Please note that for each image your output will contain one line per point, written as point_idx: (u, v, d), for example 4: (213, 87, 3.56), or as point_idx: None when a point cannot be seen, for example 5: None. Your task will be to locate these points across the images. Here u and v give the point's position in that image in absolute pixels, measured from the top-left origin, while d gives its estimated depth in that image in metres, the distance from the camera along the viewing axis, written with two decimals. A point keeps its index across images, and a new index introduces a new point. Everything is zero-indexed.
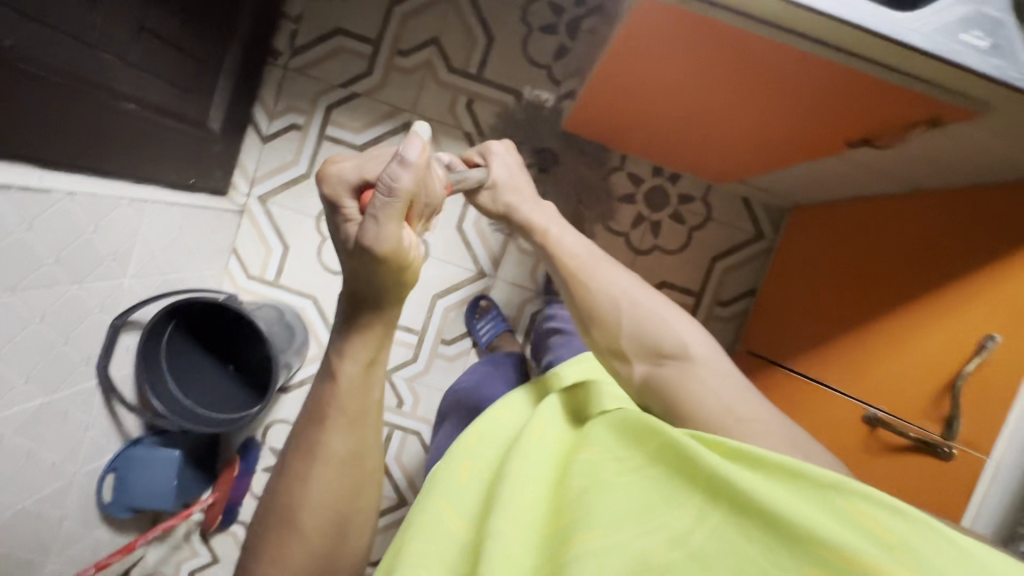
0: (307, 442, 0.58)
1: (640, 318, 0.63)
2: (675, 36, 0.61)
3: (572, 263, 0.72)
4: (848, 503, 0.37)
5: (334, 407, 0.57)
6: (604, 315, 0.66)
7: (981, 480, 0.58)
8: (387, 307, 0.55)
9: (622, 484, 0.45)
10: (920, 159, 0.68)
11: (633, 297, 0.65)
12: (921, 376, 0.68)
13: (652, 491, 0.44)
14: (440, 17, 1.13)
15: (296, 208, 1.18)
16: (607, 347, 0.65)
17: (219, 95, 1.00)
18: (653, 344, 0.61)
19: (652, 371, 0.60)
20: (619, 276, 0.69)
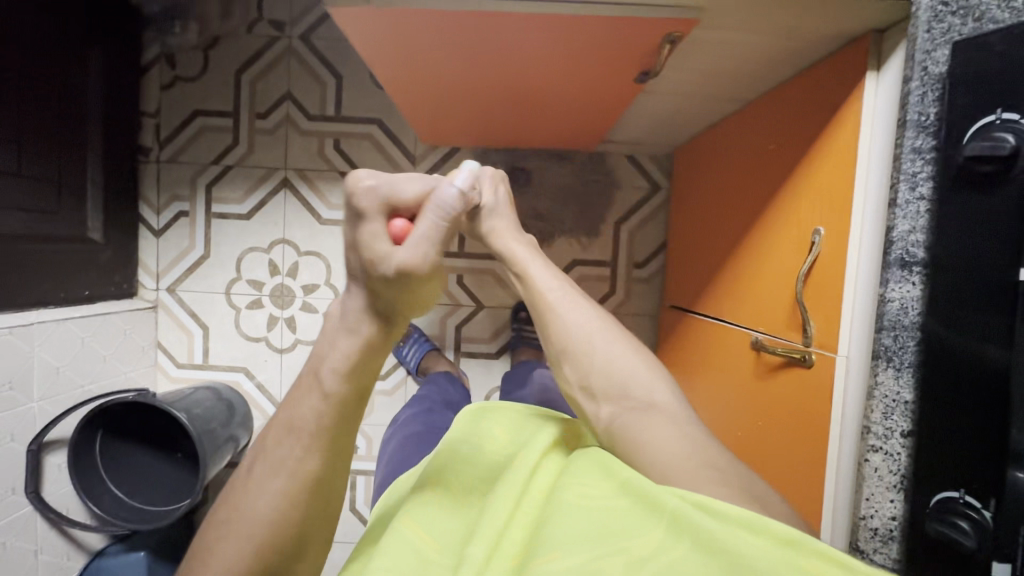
0: (287, 407, 0.49)
1: (609, 363, 0.53)
2: (403, 39, 0.60)
3: (540, 289, 0.58)
4: (807, 564, 0.31)
5: (299, 406, 0.48)
6: (576, 351, 0.54)
7: (837, 378, 0.54)
8: (400, 317, 0.47)
9: (593, 510, 0.39)
10: (706, 75, 0.68)
11: (598, 336, 0.54)
12: (781, 288, 0.65)
13: (612, 519, 0.37)
14: (286, 72, 1.16)
15: (204, 289, 1.20)
16: (574, 383, 0.54)
17: (92, 205, 1.05)
18: (623, 389, 0.51)
19: (617, 418, 0.50)
20: (591, 308, 0.57)
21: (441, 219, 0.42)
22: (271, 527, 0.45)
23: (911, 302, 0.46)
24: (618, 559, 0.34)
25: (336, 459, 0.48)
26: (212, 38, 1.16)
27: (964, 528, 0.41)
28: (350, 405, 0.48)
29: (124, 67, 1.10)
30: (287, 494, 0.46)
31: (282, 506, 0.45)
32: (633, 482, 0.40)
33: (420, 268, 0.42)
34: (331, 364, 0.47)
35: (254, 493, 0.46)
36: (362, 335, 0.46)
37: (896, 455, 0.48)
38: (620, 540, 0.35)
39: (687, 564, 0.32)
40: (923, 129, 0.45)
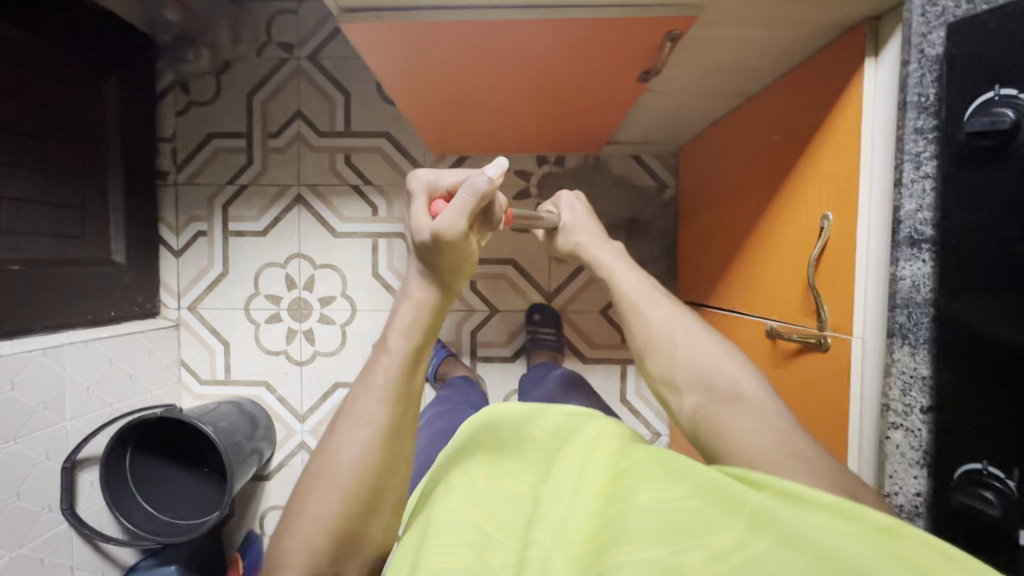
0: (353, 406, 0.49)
1: (692, 351, 0.55)
2: (412, 53, 0.62)
3: (624, 291, 0.63)
4: (901, 548, 0.31)
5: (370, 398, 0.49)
6: (660, 346, 0.57)
7: (854, 360, 0.54)
8: (450, 281, 0.52)
9: (662, 503, 0.38)
10: (708, 71, 0.69)
11: (686, 328, 0.57)
12: (793, 275, 0.66)
13: (688, 515, 0.37)
14: (296, 92, 1.20)
15: (224, 306, 1.23)
16: (657, 376, 0.57)
17: (114, 228, 1.08)
18: (706, 378, 0.53)
19: (700, 408, 0.52)
20: (674, 305, 0.60)
21: (470, 193, 0.47)
22: (358, 480, 0.46)
23: (923, 279, 0.47)
24: (699, 552, 0.34)
25: (408, 415, 0.50)
26: (224, 63, 1.20)
27: (989, 498, 0.42)
28: (417, 359, 0.51)
29: (141, 95, 1.15)
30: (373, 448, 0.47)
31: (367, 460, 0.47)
32: (702, 477, 0.40)
33: (448, 234, 0.47)
34: (401, 326, 0.51)
35: (341, 449, 0.47)
36: (426, 287, 0.52)
37: (917, 431, 0.48)
38: (699, 536, 0.35)
39: (777, 556, 0.32)
40: (924, 110, 0.47)
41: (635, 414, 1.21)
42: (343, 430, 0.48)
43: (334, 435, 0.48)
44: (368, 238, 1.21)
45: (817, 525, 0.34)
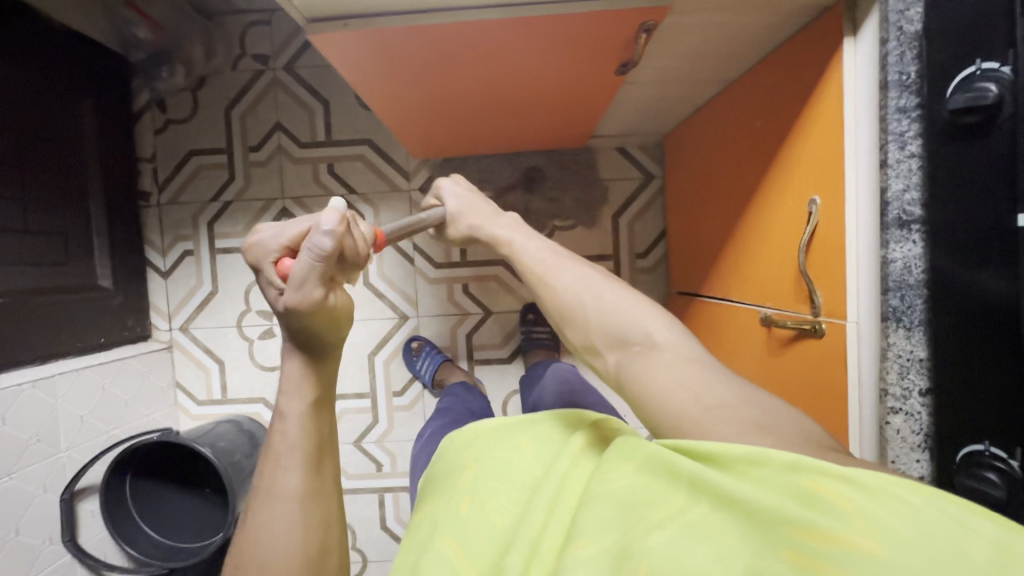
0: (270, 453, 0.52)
1: (605, 311, 0.50)
2: (381, 60, 0.61)
3: (527, 263, 0.59)
4: (811, 483, 0.30)
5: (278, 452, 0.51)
6: (570, 311, 0.53)
7: (851, 345, 0.53)
8: (331, 347, 0.52)
9: (611, 487, 0.38)
10: (684, 60, 0.69)
11: (595, 290, 0.52)
12: (784, 261, 0.65)
13: (633, 495, 0.36)
14: (274, 104, 1.18)
15: (215, 324, 1.22)
16: (577, 343, 0.53)
17: (99, 253, 1.07)
18: (621, 336, 0.48)
19: (621, 365, 0.48)
20: (582, 268, 0.56)
21: (312, 254, 0.44)
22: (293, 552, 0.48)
23: (914, 260, 0.46)
24: (643, 526, 0.33)
25: (324, 471, 0.53)
26: (199, 79, 1.19)
27: (993, 478, 0.42)
28: (319, 418, 0.53)
29: (118, 117, 1.13)
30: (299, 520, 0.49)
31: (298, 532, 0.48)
32: (643, 452, 0.39)
33: (302, 300, 0.46)
34: (293, 389, 0.52)
35: (266, 527, 0.48)
36: (296, 350, 0.52)
37: (917, 415, 0.47)
38: (641, 513, 0.34)
39: (714, 521, 0.31)
40: (906, 88, 0.45)
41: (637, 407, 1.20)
42: (264, 507, 0.49)
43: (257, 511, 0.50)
44: None
45: (740, 480, 0.32)
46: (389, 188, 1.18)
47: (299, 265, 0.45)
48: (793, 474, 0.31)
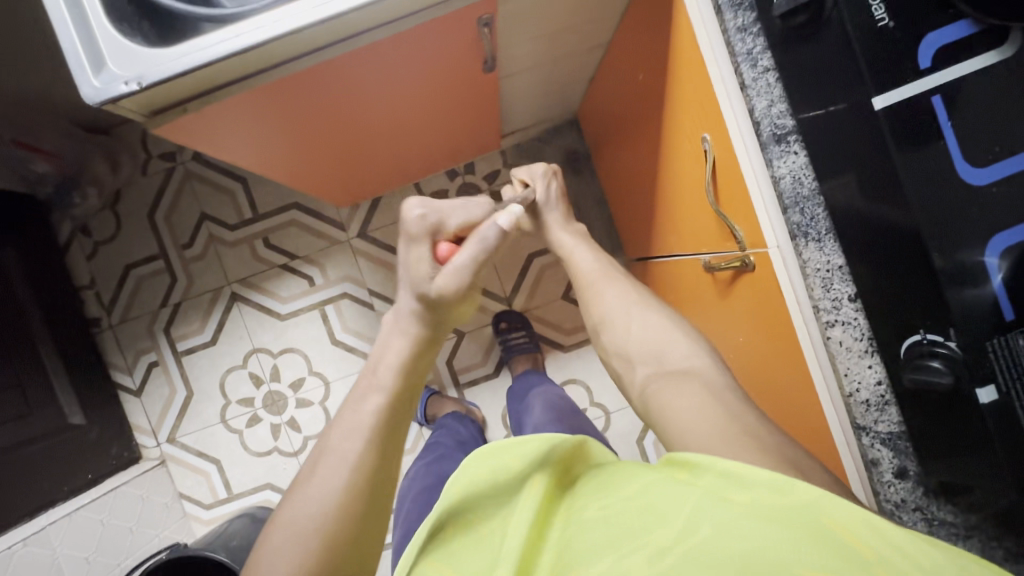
0: (332, 443, 0.54)
1: (648, 328, 0.58)
2: (247, 132, 0.60)
3: (583, 272, 0.67)
4: (832, 525, 0.32)
5: (350, 428, 0.55)
6: (614, 322, 0.61)
7: (777, 269, 0.49)
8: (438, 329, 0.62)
9: (610, 511, 0.40)
10: (548, 38, 0.68)
11: (641, 310, 0.60)
12: (701, 206, 0.64)
13: (634, 518, 0.38)
14: (194, 196, 1.18)
15: (201, 426, 1.19)
16: (610, 350, 0.61)
17: (63, 393, 1.05)
18: (658, 355, 0.56)
19: (651, 382, 0.55)
20: (628, 287, 0.63)
21: (481, 242, 0.57)
22: (332, 519, 0.49)
23: (802, 171, 0.45)
24: (643, 551, 0.35)
25: (386, 454, 0.55)
26: (114, 194, 1.18)
27: (939, 368, 0.40)
28: (399, 406, 0.58)
29: (49, 254, 1.12)
30: (336, 498, 0.51)
31: (331, 510, 0.50)
32: (647, 481, 0.42)
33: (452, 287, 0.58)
34: (391, 363, 0.59)
35: (314, 490, 0.51)
36: (422, 325, 0.60)
37: (854, 321, 0.45)
38: (644, 535, 0.36)
39: (714, 546, 0.33)
40: (739, 6, 0.46)
41: None
42: (321, 471, 0.52)
43: (313, 472, 0.53)
44: (315, 309, 1.17)
45: (753, 515, 0.34)
46: (328, 244, 1.17)
47: (463, 257, 0.57)
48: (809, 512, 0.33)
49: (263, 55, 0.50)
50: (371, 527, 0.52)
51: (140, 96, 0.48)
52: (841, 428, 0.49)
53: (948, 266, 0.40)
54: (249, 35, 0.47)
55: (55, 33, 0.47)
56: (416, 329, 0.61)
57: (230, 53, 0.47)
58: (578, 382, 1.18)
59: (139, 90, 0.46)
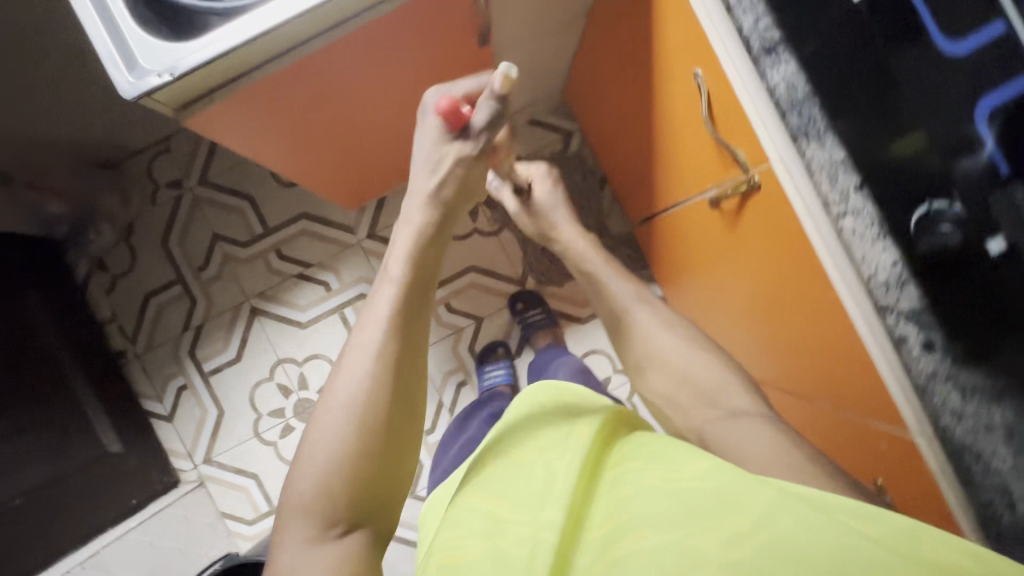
0: (358, 337, 0.59)
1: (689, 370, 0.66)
2: (266, 122, 0.63)
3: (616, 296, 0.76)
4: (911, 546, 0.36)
5: (372, 323, 0.59)
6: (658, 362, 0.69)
7: (783, 177, 0.55)
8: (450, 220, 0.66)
9: (670, 487, 0.44)
10: (535, 10, 0.72)
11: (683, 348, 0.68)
12: (701, 143, 0.68)
13: (694, 494, 0.42)
14: (204, 219, 1.21)
15: (236, 443, 1.19)
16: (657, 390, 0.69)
17: (99, 422, 1.06)
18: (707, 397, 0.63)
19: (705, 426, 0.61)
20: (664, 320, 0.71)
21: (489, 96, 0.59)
22: (364, 407, 0.55)
23: (793, 77, 0.51)
24: (715, 535, 0.38)
25: (409, 348, 0.59)
26: (127, 226, 1.21)
27: (947, 231, 0.44)
28: (414, 296, 0.61)
29: (69, 293, 1.15)
30: (364, 387, 0.55)
31: (360, 394, 0.55)
32: (711, 465, 0.45)
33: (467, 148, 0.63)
34: (402, 256, 0.63)
35: (346, 380, 0.56)
36: (433, 211, 0.65)
37: (862, 209, 0.49)
38: (703, 514, 0.40)
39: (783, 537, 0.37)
40: None
41: None
42: (349, 365, 0.57)
43: (343, 365, 0.58)
44: (334, 313, 1.20)
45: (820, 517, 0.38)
46: (340, 249, 1.20)
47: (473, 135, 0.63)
48: (886, 532, 0.37)
49: (273, 40, 0.53)
50: (402, 417, 0.57)
51: (172, 87, 0.51)
52: (864, 314, 0.53)
53: (942, 142, 0.42)
54: (262, 20, 0.50)
55: (91, 42, 0.50)
56: (427, 215, 0.65)
57: (251, 37, 0.50)
58: (600, 352, 1.20)
59: (172, 80, 0.49)
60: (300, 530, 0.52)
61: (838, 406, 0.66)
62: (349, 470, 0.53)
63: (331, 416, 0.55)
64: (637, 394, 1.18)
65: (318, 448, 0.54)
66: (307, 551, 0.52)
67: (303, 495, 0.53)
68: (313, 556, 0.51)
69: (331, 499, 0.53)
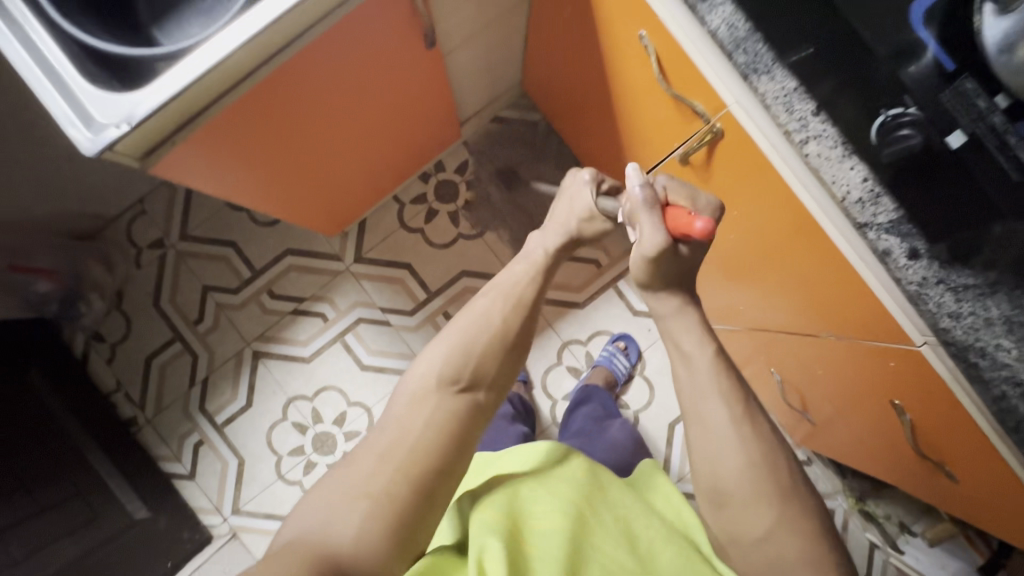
0: (506, 284, 0.62)
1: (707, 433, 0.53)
2: (228, 159, 0.64)
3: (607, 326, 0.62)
4: None
5: (520, 272, 0.64)
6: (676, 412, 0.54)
7: (744, 120, 0.57)
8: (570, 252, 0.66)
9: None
10: (475, 6, 0.74)
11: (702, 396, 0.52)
12: (659, 101, 0.69)
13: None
14: (191, 273, 1.21)
15: (261, 489, 1.18)
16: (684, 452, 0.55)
17: (122, 490, 1.06)
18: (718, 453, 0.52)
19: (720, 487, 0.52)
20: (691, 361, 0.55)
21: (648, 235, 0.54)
22: (494, 338, 0.58)
23: (732, 17, 0.51)
24: None
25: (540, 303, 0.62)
26: (116, 293, 1.22)
27: (908, 134, 0.45)
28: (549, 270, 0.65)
29: (70, 368, 1.15)
30: (501, 320, 0.59)
31: (493, 325, 0.58)
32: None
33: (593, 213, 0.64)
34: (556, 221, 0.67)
35: (484, 309, 0.59)
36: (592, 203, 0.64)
37: (824, 131, 0.49)
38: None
39: None
40: None
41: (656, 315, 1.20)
42: (490, 299, 0.60)
43: (485, 296, 0.61)
44: (335, 342, 1.20)
45: None
46: (331, 277, 1.21)
47: (650, 231, 0.54)
48: None
49: (223, 75, 0.54)
50: (513, 361, 0.59)
51: (132, 137, 0.52)
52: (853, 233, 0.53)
53: (885, 52, 0.44)
54: (206, 56, 0.51)
55: (46, 108, 0.51)
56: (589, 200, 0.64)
57: (200, 74, 0.51)
58: (603, 332, 1.20)
59: (130, 130, 0.50)
60: (433, 371, 0.55)
61: (844, 334, 0.67)
62: (483, 344, 0.57)
63: (474, 319, 0.59)
64: (646, 367, 1.19)
65: (466, 326, 0.58)
66: (427, 392, 0.54)
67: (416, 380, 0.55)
68: (433, 401, 0.54)
69: (465, 361, 0.56)
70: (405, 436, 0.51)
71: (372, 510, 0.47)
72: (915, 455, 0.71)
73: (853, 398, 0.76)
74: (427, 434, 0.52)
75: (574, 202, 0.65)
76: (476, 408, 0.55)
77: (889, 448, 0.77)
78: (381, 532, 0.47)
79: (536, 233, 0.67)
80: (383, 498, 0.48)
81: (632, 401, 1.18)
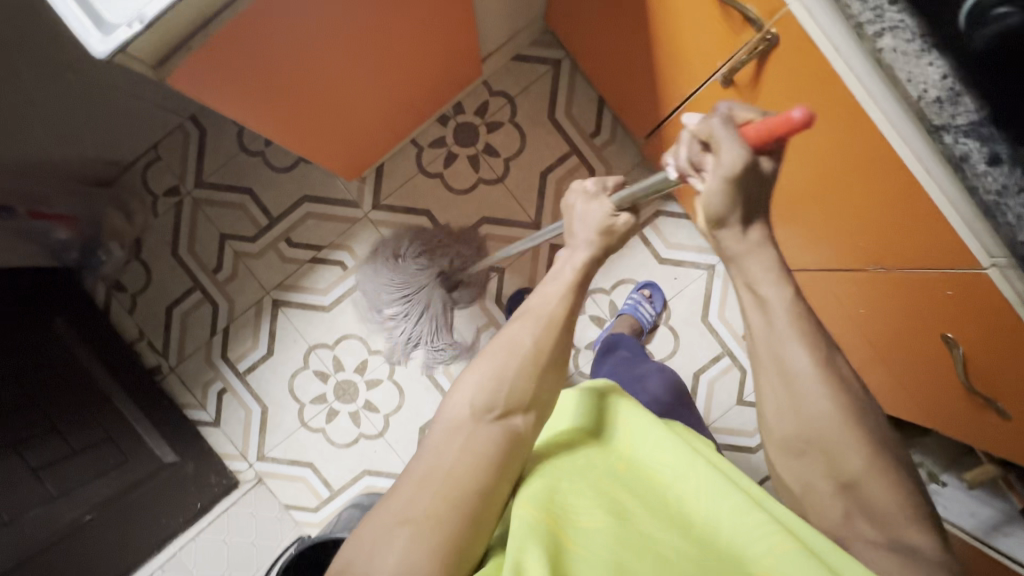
0: (536, 305, 0.55)
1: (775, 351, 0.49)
2: (243, 78, 0.61)
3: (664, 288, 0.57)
4: None
5: (549, 291, 0.56)
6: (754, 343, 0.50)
7: (805, 20, 0.52)
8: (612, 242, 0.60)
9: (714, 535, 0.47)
10: None
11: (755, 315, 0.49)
12: (705, 12, 0.63)
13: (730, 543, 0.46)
14: (209, 221, 1.19)
15: (285, 436, 1.19)
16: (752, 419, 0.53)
17: (150, 435, 1.07)
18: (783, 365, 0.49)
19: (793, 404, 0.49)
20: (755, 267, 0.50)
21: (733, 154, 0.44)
22: (527, 359, 0.52)
23: None
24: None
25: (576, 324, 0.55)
26: (135, 242, 1.21)
27: None
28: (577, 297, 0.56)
29: (94, 319, 1.15)
30: (528, 352, 0.52)
31: (518, 357, 0.52)
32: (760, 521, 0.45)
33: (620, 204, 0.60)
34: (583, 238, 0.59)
35: (517, 333, 0.53)
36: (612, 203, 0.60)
37: (900, 23, 0.44)
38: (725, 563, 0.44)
39: None
40: None
41: (681, 263, 1.16)
42: (517, 324, 0.54)
43: (512, 325, 0.54)
44: (355, 291, 1.18)
45: None
46: (348, 225, 1.18)
47: (733, 155, 0.44)
48: None
49: None
50: (552, 376, 0.53)
51: (143, 39, 0.48)
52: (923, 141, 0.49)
53: None
54: None
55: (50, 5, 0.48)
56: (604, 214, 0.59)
57: None
58: (627, 280, 1.17)
59: (142, 30, 0.47)
60: (464, 398, 0.50)
61: (895, 262, 0.63)
62: (516, 371, 0.51)
63: (504, 345, 0.53)
64: (670, 315, 1.16)
65: (495, 354, 0.52)
66: (461, 423, 0.49)
67: (449, 410, 0.50)
68: (467, 431, 0.49)
69: (499, 385, 0.50)
70: (440, 470, 0.47)
71: (415, 535, 0.44)
72: (965, 391, 0.68)
73: (895, 335, 0.73)
74: (466, 462, 0.47)
75: (588, 216, 0.59)
76: (512, 436, 0.49)
77: (932, 386, 0.74)
78: (429, 555, 0.43)
79: (561, 251, 0.60)
80: (431, 527, 0.44)
81: (657, 350, 1.16)
